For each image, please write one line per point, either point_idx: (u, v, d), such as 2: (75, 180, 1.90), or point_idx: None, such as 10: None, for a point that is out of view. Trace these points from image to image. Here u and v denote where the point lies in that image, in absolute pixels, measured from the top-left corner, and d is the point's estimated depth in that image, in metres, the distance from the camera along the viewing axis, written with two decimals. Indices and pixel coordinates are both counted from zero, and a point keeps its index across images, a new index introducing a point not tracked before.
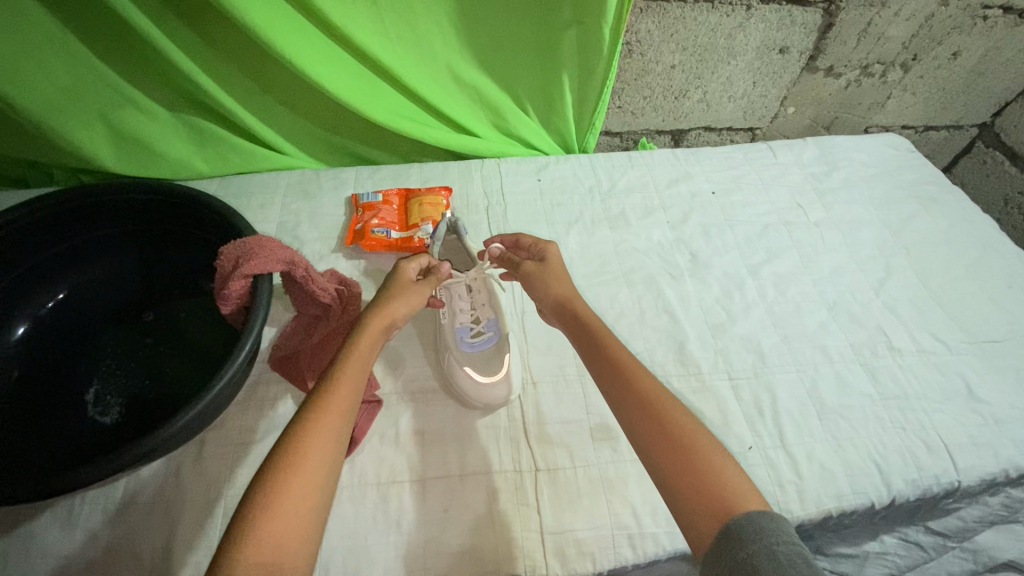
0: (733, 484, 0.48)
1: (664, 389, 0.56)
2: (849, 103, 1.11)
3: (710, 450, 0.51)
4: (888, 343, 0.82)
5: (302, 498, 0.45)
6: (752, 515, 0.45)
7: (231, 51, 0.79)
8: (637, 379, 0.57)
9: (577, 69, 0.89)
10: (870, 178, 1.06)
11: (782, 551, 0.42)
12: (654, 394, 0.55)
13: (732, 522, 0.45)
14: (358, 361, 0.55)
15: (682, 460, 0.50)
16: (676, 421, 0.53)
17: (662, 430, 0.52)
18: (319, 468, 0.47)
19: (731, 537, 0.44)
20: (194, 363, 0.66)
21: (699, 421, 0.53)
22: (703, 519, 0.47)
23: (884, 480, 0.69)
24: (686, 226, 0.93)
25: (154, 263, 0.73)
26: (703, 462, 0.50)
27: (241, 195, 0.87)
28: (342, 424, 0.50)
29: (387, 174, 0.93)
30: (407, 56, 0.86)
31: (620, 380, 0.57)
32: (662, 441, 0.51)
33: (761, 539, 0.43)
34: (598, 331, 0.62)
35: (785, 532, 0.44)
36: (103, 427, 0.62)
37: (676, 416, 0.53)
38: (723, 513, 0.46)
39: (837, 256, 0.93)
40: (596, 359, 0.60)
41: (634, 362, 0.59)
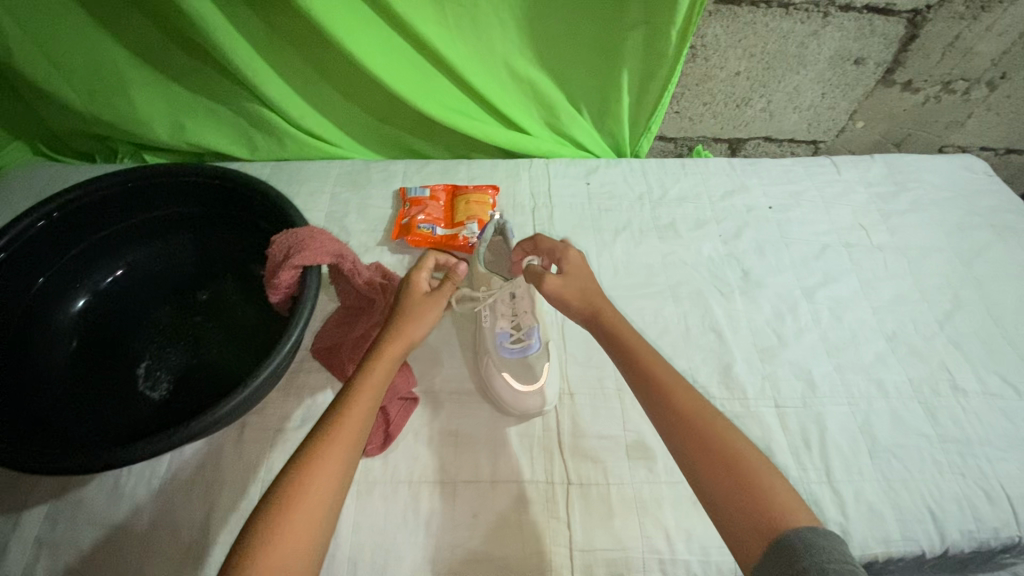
0: (782, 499, 0.46)
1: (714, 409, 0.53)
2: (924, 121, 1.05)
3: (762, 470, 0.48)
4: (952, 382, 0.77)
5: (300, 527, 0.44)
6: (805, 532, 0.43)
7: (293, 37, 0.80)
8: (681, 402, 0.53)
9: (639, 69, 0.87)
10: (941, 202, 0.99)
11: (832, 568, 0.40)
12: (700, 413, 0.52)
13: (783, 537, 0.43)
14: (364, 399, 0.53)
15: (733, 481, 0.48)
16: (729, 445, 0.50)
17: (705, 449, 0.50)
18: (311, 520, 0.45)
19: (784, 551, 0.42)
20: (241, 347, 0.67)
21: (747, 441, 0.51)
22: (755, 532, 0.45)
23: (937, 527, 0.65)
24: (739, 241, 0.89)
25: (207, 242, 0.74)
26: (755, 487, 0.47)
27: (292, 182, 0.88)
28: (331, 484, 0.47)
29: (435, 169, 0.93)
30: (464, 51, 0.85)
31: (660, 400, 0.54)
32: (708, 462, 0.49)
33: (810, 555, 0.41)
34: (632, 352, 0.57)
35: (837, 549, 0.42)
36: (151, 402, 0.63)
37: (724, 434, 0.51)
38: (774, 524, 0.45)
39: (900, 284, 0.88)
40: (636, 378, 0.56)
41: (680, 382, 0.55)
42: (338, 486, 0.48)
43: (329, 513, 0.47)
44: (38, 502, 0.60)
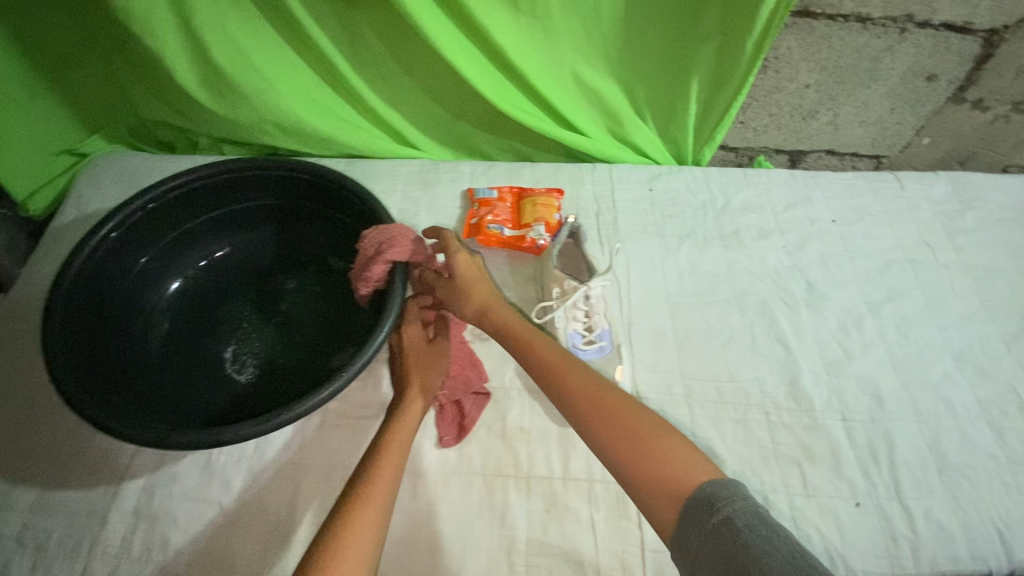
0: (690, 463, 0.48)
1: (607, 385, 0.55)
2: (992, 139, 1.03)
3: (666, 439, 0.50)
4: (1020, 403, 0.76)
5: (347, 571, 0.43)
6: (711, 486, 0.46)
7: (375, 33, 0.83)
8: (579, 386, 0.55)
9: (710, 78, 0.87)
10: (1009, 222, 0.98)
11: (737, 515, 0.43)
12: (595, 398, 0.54)
13: (692, 498, 0.46)
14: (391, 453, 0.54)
15: (640, 454, 0.50)
16: (636, 423, 0.52)
17: (611, 429, 0.52)
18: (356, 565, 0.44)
19: (699, 512, 0.45)
20: (323, 336, 0.70)
21: (644, 408, 0.53)
22: (662, 497, 0.47)
23: (1007, 549, 0.65)
24: (803, 253, 0.89)
25: (290, 234, 0.78)
26: (657, 458, 0.49)
27: (365, 179, 0.91)
28: (372, 528, 0.47)
29: (501, 170, 0.95)
30: (538, 57, 0.87)
31: (563, 396, 0.55)
32: (617, 446, 0.51)
33: (718, 510, 0.44)
34: (544, 347, 0.59)
35: (734, 493, 0.45)
36: (239, 386, 0.66)
37: (625, 412, 0.53)
38: (682, 491, 0.47)
39: (967, 303, 0.87)
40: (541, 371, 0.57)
41: (581, 369, 0.57)
42: (379, 529, 0.47)
43: (374, 555, 0.46)
44: (137, 475, 0.63)
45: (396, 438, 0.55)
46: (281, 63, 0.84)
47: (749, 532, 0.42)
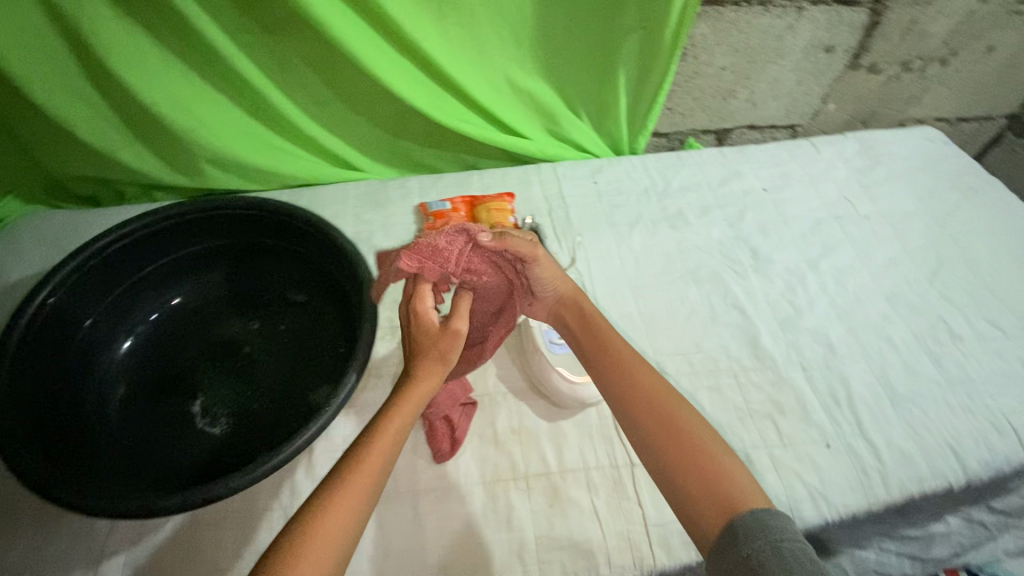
0: (744, 484, 0.49)
1: (679, 399, 0.55)
2: (887, 98, 1.14)
3: (722, 454, 0.51)
4: (949, 331, 0.85)
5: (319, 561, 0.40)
6: (762, 513, 0.46)
7: (305, 59, 0.82)
8: (644, 391, 0.55)
9: (635, 71, 0.92)
10: (912, 170, 1.09)
11: (787, 548, 0.43)
12: (684, 426, 0.53)
13: (740, 520, 0.46)
14: (390, 433, 0.49)
15: (693, 467, 0.50)
16: (697, 436, 0.52)
17: (671, 441, 0.52)
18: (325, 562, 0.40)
19: (740, 537, 0.45)
20: (294, 372, 0.69)
21: (705, 421, 0.54)
22: (710, 512, 0.48)
23: (960, 462, 0.72)
24: (743, 223, 0.95)
25: (243, 275, 0.77)
26: (725, 488, 0.48)
27: (312, 208, 0.89)
28: (360, 506, 0.44)
29: (449, 181, 0.95)
30: (471, 66, 0.89)
31: (650, 415, 0.54)
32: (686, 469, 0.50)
33: (766, 537, 0.44)
34: (620, 351, 0.59)
35: (788, 529, 0.45)
36: (215, 438, 0.64)
37: (683, 420, 0.53)
38: (728, 509, 0.47)
39: (891, 248, 0.96)
40: (610, 365, 0.59)
41: (653, 375, 0.57)
42: (359, 519, 0.44)
43: (349, 547, 0.42)
44: (115, 552, 0.59)
45: (400, 404, 0.51)
46: (208, 98, 0.81)
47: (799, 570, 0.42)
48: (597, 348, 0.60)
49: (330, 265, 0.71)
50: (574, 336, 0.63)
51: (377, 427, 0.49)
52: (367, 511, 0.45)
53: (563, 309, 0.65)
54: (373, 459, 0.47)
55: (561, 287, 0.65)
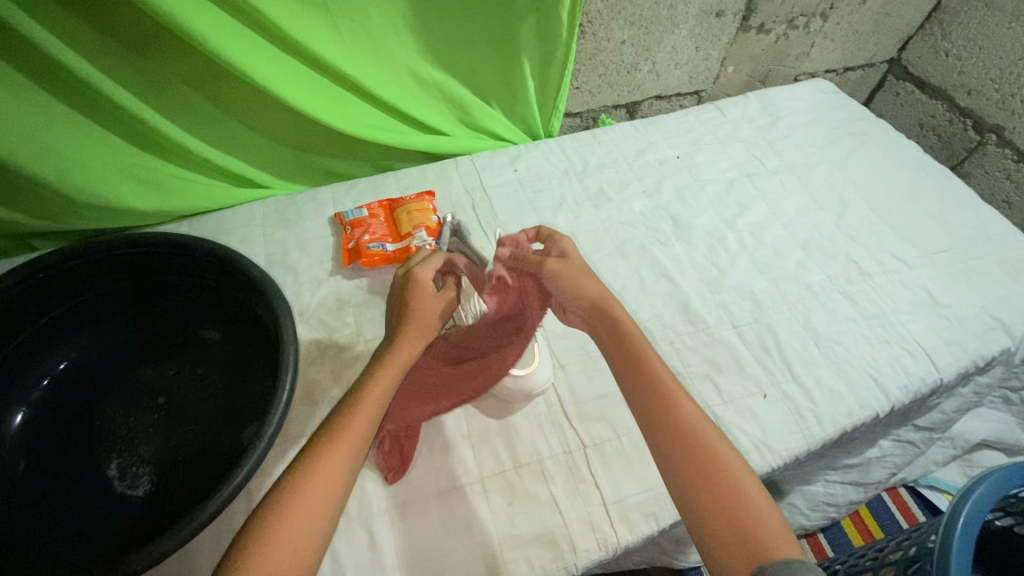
0: (776, 531, 0.48)
1: (720, 440, 0.54)
2: (779, 56, 1.19)
3: (759, 501, 0.50)
4: (859, 270, 0.90)
5: (310, 511, 0.48)
6: (794, 562, 0.45)
7: (182, 75, 0.75)
8: (683, 429, 0.55)
9: (538, 54, 0.91)
10: (809, 122, 1.14)
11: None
12: (728, 474, 0.52)
13: (769, 565, 0.45)
14: (372, 402, 0.55)
15: (727, 510, 0.50)
16: (733, 479, 0.51)
17: (710, 484, 0.51)
18: (315, 509, 0.48)
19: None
20: (218, 413, 0.64)
21: (746, 469, 0.53)
22: (738, 551, 0.47)
23: (882, 390, 0.77)
24: (662, 193, 0.98)
25: (146, 318, 0.70)
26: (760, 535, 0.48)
27: (216, 234, 0.83)
28: (318, 514, 0.48)
29: (364, 187, 0.91)
30: (368, 65, 0.85)
31: (695, 458, 0.53)
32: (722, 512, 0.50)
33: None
34: (660, 380, 0.58)
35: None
36: (138, 499, 0.58)
37: (724, 462, 0.52)
38: (758, 554, 0.47)
39: (799, 199, 1.00)
40: (647, 398, 0.57)
41: (693, 411, 0.56)
42: (347, 473, 0.51)
43: (338, 498, 0.50)
44: None
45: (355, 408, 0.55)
46: (80, 133, 0.73)
47: None
48: (635, 376, 0.59)
49: (240, 292, 0.67)
50: (606, 346, 0.62)
51: (334, 433, 0.53)
52: (326, 515, 0.49)
53: (598, 321, 0.63)
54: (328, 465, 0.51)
55: (590, 295, 0.64)
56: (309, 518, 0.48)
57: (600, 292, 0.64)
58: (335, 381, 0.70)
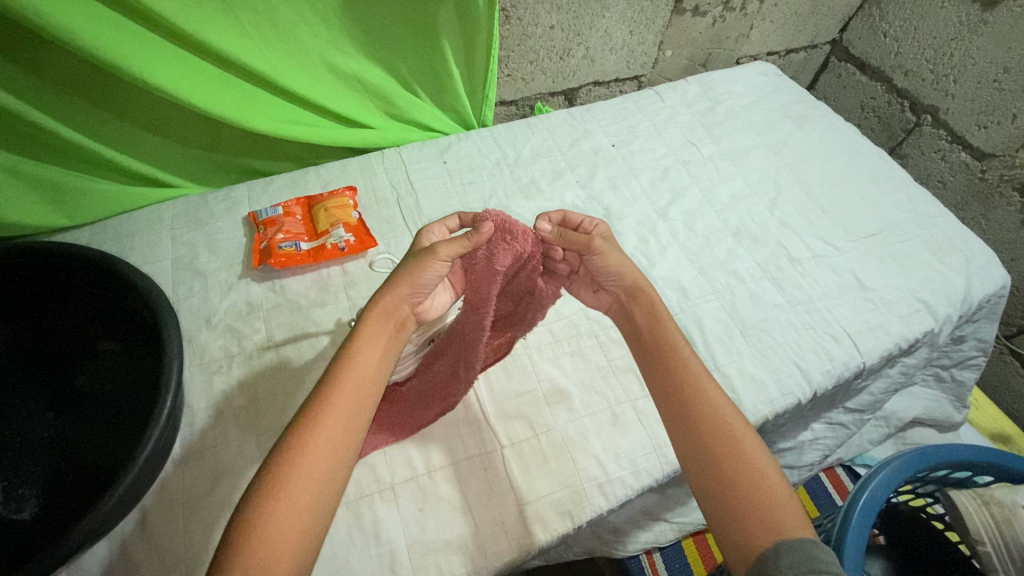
0: (783, 509, 0.47)
1: (734, 412, 0.53)
2: (718, 39, 1.18)
3: (769, 477, 0.49)
4: (789, 256, 0.90)
5: (298, 503, 0.45)
6: (807, 544, 0.44)
7: (69, 74, 0.71)
8: (703, 411, 0.53)
9: (460, 39, 0.88)
10: (748, 106, 1.13)
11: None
12: (747, 455, 0.50)
13: (784, 546, 0.44)
14: (351, 381, 0.52)
15: (740, 489, 0.48)
16: (742, 451, 0.50)
17: (722, 459, 0.50)
18: (298, 500, 0.45)
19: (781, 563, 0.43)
20: (109, 428, 0.61)
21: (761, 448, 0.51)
22: (753, 532, 0.46)
23: (805, 377, 0.78)
24: (594, 182, 0.96)
25: (37, 332, 0.67)
26: (769, 515, 0.47)
27: (121, 238, 0.79)
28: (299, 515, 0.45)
29: (282, 183, 0.88)
30: (278, 56, 0.80)
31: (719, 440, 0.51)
32: (730, 489, 0.48)
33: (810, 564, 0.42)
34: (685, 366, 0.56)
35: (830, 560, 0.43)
36: (24, 522, 0.56)
37: (740, 442, 0.51)
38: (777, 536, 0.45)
39: (733, 185, 1.00)
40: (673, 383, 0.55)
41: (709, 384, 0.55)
42: (336, 456, 0.48)
43: (327, 484, 0.47)
44: None
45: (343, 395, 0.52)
46: None
47: None
48: (661, 364, 0.57)
49: (130, 304, 0.65)
50: (638, 341, 0.60)
51: (315, 424, 0.49)
52: (316, 516, 0.46)
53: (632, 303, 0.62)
54: (314, 457, 0.47)
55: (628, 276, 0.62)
56: (297, 512, 0.45)
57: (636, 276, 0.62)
58: (240, 389, 0.67)
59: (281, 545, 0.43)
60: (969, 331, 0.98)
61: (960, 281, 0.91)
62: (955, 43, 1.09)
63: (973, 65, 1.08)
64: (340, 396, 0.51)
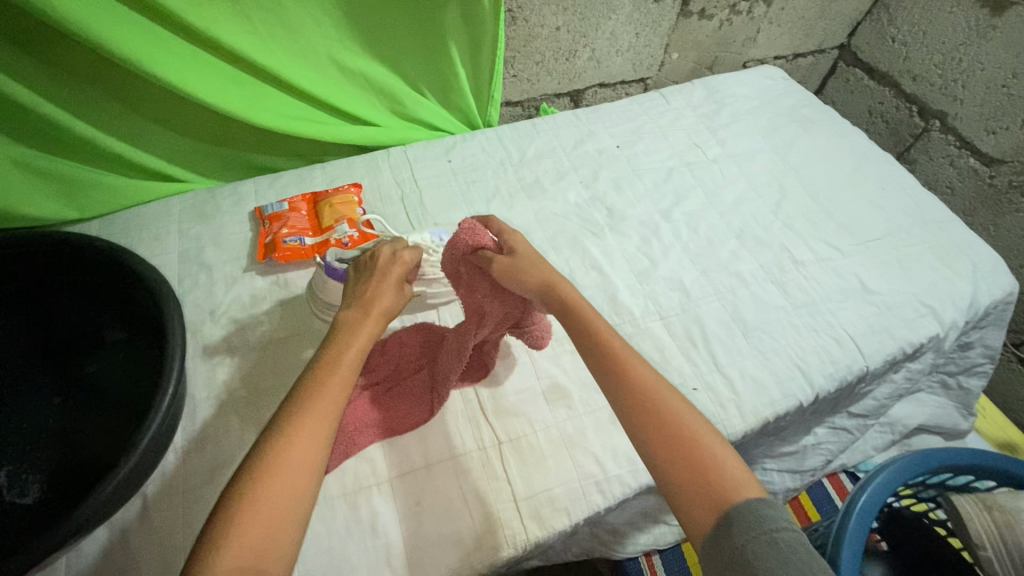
0: (729, 466, 0.47)
1: (659, 376, 0.53)
2: (724, 43, 1.18)
3: (704, 435, 0.49)
4: (792, 258, 0.90)
5: (279, 496, 0.44)
6: (754, 502, 0.44)
7: (82, 66, 0.72)
8: (634, 382, 0.52)
9: (467, 39, 0.88)
10: (754, 109, 1.13)
11: (782, 537, 0.42)
12: (677, 413, 0.50)
13: (733, 509, 0.44)
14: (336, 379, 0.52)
15: (683, 452, 0.48)
16: (675, 412, 0.50)
17: (661, 424, 0.50)
18: (280, 496, 0.44)
19: (732, 529, 0.43)
20: (112, 417, 0.62)
21: (691, 406, 0.52)
22: (702, 497, 0.46)
23: (807, 379, 0.77)
24: (598, 183, 0.96)
25: (44, 321, 0.68)
26: (712, 473, 0.46)
27: (129, 231, 0.81)
28: (289, 505, 0.44)
29: (288, 180, 0.89)
30: (287, 54, 0.82)
31: (650, 403, 0.51)
32: (672, 453, 0.48)
33: (761, 527, 0.42)
34: (606, 340, 0.56)
35: (784, 519, 0.43)
36: (26, 507, 0.57)
37: (672, 410, 0.51)
38: (719, 499, 0.45)
39: (738, 187, 1.00)
40: (597, 362, 0.55)
41: (630, 350, 0.55)
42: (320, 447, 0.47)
43: (313, 477, 0.46)
44: None
45: (323, 392, 0.50)
46: None
47: (795, 560, 0.40)
48: (582, 337, 0.57)
49: (134, 294, 0.66)
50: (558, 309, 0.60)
51: (295, 424, 0.47)
52: (295, 514, 0.44)
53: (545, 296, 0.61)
54: (293, 457, 0.46)
55: (538, 278, 0.61)
56: (278, 509, 0.43)
57: (549, 272, 0.62)
58: (242, 380, 0.68)
59: (265, 538, 0.42)
60: (976, 338, 0.97)
61: (967, 287, 0.90)
62: (964, 48, 1.09)
63: (982, 70, 1.07)
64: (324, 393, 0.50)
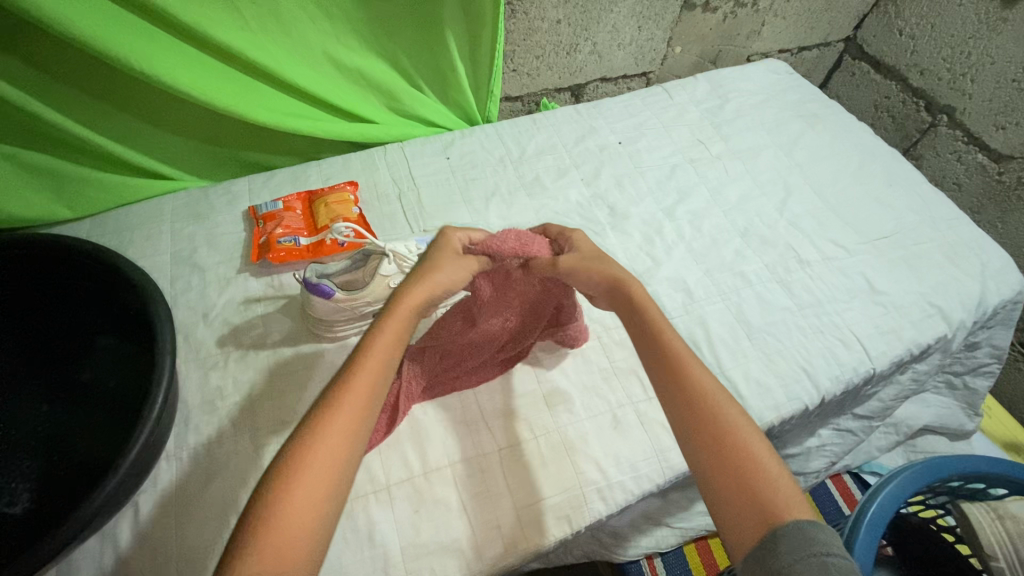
0: (781, 485, 0.44)
1: (716, 385, 0.50)
2: (728, 36, 1.16)
3: (759, 449, 0.46)
4: (798, 258, 0.88)
5: (308, 494, 0.41)
6: (806, 524, 0.41)
7: (67, 63, 0.70)
8: (689, 388, 0.50)
9: (465, 33, 0.86)
10: (759, 103, 1.11)
11: (832, 562, 0.39)
12: (734, 424, 0.48)
13: (782, 529, 0.41)
14: (369, 368, 0.48)
15: (735, 467, 0.45)
16: (733, 422, 0.48)
17: (715, 435, 0.47)
18: (309, 497, 0.41)
19: (779, 548, 0.40)
20: (103, 424, 0.61)
21: (746, 417, 0.49)
22: (750, 514, 0.43)
23: (812, 382, 0.76)
24: (599, 181, 0.94)
25: (35, 325, 0.67)
26: (763, 490, 0.44)
27: (121, 231, 0.79)
28: (320, 503, 0.41)
29: (283, 178, 0.87)
30: (280, 49, 0.80)
31: (706, 413, 0.48)
32: (723, 466, 0.45)
33: (808, 549, 0.40)
34: (670, 347, 0.53)
35: (835, 543, 0.40)
36: (15, 517, 0.56)
37: (729, 418, 0.48)
38: (770, 516, 0.42)
39: (742, 184, 0.98)
40: (654, 365, 0.53)
41: (691, 355, 0.53)
42: (352, 440, 0.45)
43: (343, 476, 0.44)
44: None
45: (357, 382, 0.47)
46: None
47: None
48: (644, 341, 0.54)
49: (125, 298, 0.64)
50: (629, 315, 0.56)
51: (327, 416, 0.45)
52: (325, 516, 0.42)
53: (614, 298, 0.58)
54: (325, 451, 0.43)
55: (606, 274, 0.58)
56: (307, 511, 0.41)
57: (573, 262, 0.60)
58: (236, 385, 0.67)
59: (295, 539, 0.39)
60: (983, 338, 0.96)
61: (975, 286, 0.88)
62: (973, 42, 1.06)
63: (992, 63, 1.04)
64: (358, 383, 0.47)
